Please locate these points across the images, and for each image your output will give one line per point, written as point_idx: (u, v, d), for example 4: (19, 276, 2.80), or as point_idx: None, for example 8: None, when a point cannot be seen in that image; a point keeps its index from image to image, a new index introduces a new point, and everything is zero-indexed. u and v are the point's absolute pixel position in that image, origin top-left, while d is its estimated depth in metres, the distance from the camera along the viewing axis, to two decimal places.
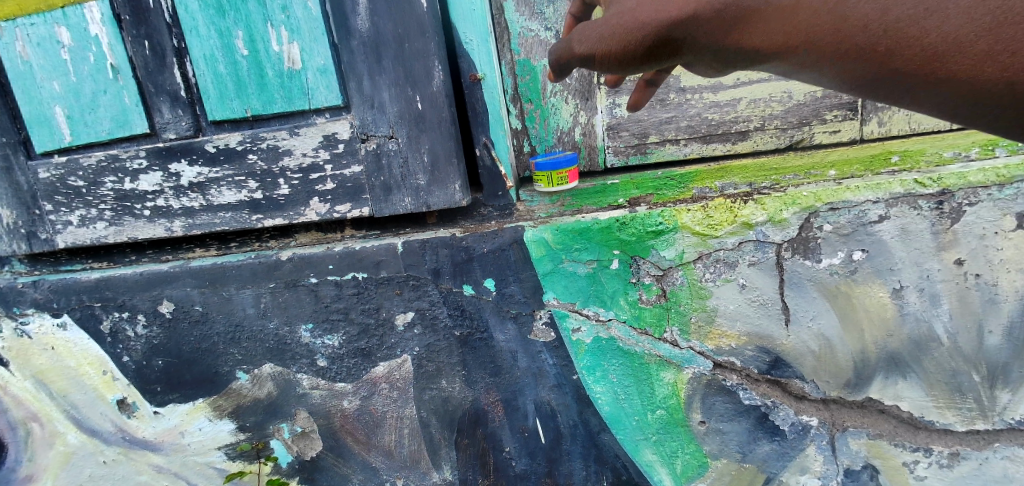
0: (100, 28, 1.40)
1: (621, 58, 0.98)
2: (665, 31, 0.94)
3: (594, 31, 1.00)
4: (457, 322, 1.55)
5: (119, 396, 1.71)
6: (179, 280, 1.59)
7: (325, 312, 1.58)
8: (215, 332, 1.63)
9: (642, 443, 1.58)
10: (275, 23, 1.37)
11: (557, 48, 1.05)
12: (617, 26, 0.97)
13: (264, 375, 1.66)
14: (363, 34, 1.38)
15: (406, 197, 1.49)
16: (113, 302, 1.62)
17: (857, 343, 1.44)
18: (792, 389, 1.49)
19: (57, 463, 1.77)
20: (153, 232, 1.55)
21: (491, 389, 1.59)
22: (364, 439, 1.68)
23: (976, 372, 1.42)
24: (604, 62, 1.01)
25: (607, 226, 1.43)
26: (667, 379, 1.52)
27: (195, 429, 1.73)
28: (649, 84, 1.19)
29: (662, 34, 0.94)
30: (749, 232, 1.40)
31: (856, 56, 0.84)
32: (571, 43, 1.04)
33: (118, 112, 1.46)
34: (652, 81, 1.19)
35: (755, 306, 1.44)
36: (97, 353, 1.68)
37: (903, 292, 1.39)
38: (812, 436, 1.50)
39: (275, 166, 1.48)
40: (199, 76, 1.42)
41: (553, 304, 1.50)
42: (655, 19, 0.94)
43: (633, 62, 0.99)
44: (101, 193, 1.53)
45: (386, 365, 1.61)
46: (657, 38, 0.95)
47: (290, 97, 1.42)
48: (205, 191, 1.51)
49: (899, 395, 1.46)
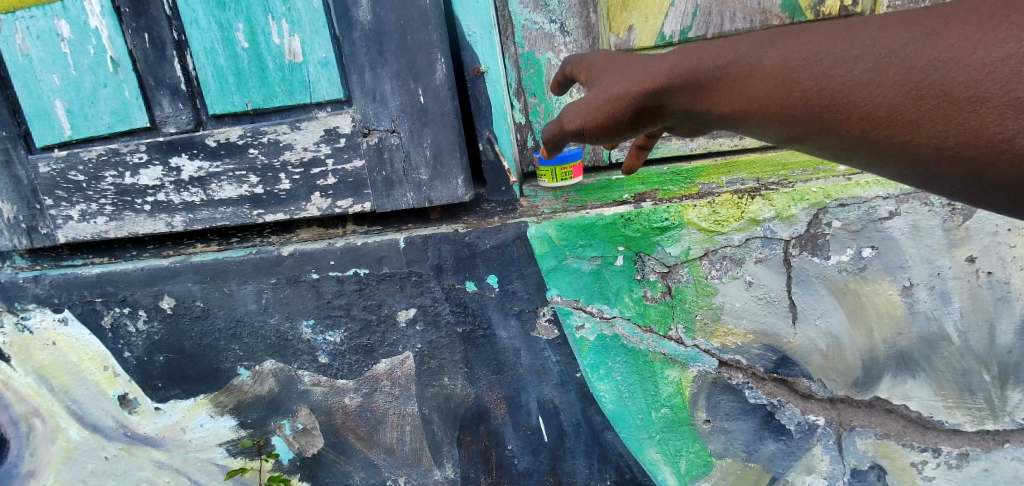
0: (100, 20, 1.39)
1: (604, 130, 0.97)
2: (644, 99, 0.92)
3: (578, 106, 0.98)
4: (459, 319, 1.53)
5: (121, 392, 1.70)
6: (180, 275, 1.58)
7: (326, 308, 1.57)
8: (217, 327, 1.61)
9: (646, 442, 1.56)
10: (276, 15, 1.35)
11: (547, 128, 1.03)
12: (595, 99, 0.97)
13: (265, 371, 1.65)
14: (364, 26, 1.36)
15: (408, 192, 1.47)
16: (114, 297, 1.61)
17: (865, 341, 1.41)
18: (799, 388, 1.47)
19: (59, 458, 1.77)
20: (154, 227, 1.54)
21: (493, 386, 1.58)
22: (366, 436, 1.67)
23: (986, 371, 1.39)
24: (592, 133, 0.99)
25: (612, 222, 1.42)
26: (671, 377, 1.50)
27: (197, 425, 1.72)
28: (640, 148, 1.20)
29: (641, 103, 0.92)
30: (756, 228, 1.38)
31: (829, 129, 0.76)
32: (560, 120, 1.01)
33: (118, 105, 1.45)
34: (643, 146, 1.20)
35: (762, 303, 1.42)
36: (99, 348, 1.67)
37: (913, 290, 1.37)
38: (818, 436, 1.48)
39: (277, 161, 1.47)
40: (199, 69, 1.41)
41: (556, 301, 1.49)
42: (632, 89, 0.92)
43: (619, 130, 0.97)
44: (102, 187, 1.52)
45: (388, 361, 1.60)
46: (637, 106, 0.93)
47: (291, 90, 1.41)
48: (206, 186, 1.50)
49: (908, 395, 1.44)
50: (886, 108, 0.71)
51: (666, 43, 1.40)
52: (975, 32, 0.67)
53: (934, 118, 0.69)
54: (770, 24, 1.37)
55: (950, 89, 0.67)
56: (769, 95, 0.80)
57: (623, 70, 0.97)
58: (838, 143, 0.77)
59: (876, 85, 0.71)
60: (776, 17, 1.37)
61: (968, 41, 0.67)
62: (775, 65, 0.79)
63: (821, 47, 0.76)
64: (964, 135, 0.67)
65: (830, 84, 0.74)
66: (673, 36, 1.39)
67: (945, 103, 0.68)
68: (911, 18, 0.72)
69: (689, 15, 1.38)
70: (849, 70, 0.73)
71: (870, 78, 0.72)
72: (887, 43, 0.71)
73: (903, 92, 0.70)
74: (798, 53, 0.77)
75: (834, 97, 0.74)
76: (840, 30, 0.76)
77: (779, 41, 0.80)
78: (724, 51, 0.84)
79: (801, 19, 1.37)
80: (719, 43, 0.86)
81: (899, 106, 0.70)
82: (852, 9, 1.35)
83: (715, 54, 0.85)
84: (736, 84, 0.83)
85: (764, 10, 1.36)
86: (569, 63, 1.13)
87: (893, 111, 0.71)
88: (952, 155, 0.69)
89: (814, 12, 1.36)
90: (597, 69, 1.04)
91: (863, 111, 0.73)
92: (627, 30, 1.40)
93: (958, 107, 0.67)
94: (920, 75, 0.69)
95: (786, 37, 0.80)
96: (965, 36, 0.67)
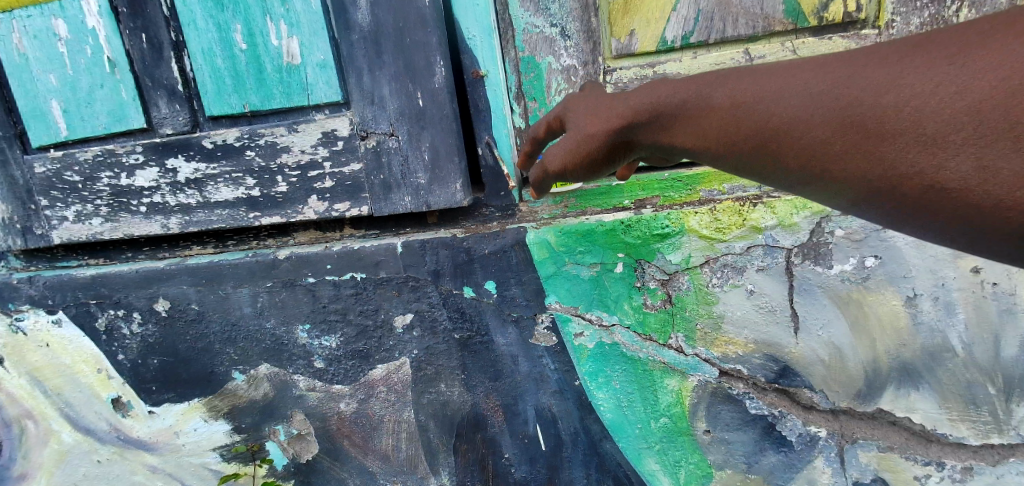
0: (97, 20, 1.38)
1: (583, 164, 1.04)
2: (616, 135, 0.99)
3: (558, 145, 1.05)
4: (457, 325, 1.51)
5: (114, 395, 1.68)
6: (175, 278, 1.56)
7: (322, 313, 1.55)
8: (211, 331, 1.60)
9: (645, 452, 1.54)
10: (274, 16, 1.34)
11: (531, 173, 1.11)
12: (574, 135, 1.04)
13: (260, 376, 1.63)
14: (363, 28, 1.35)
15: (405, 196, 1.45)
16: (108, 300, 1.59)
17: (868, 352, 1.39)
18: (800, 399, 1.45)
19: (51, 461, 1.75)
20: (149, 229, 1.53)
21: (491, 394, 1.56)
22: (361, 443, 1.65)
23: (991, 384, 1.37)
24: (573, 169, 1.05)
25: (612, 228, 1.40)
26: (671, 386, 1.48)
27: (190, 429, 1.70)
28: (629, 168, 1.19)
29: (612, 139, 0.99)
30: (758, 236, 1.37)
31: (770, 161, 0.83)
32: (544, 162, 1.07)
33: (115, 106, 1.44)
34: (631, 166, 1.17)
35: (763, 312, 1.40)
36: (92, 350, 1.65)
37: (917, 301, 1.35)
38: (820, 448, 1.46)
39: (274, 163, 1.45)
40: (196, 69, 1.39)
41: (555, 308, 1.47)
42: (607, 125, 0.99)
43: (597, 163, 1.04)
44: (97, 188, 1.50)
45: (384, 367, 1.58)
46: (611, 140, 1.00)
47: (289, 93, 1.39)
48: (202, 188, 1.49)
49: (911, 407, 1.41)
50: (816, 142, 0.77)
51: (668, 48, 1.38)
52: (890, 71, 0.73)
53: (862, 151, 0.74)
54: (773, 30, 1.35)
55: (873, 124, 0.73)
56: (717, 129, 0.87)
57: (599, 108, 1.03)
58: (781, 174, 0.83)
59: (807, 123, 0.78)
60: (779, 23, 1.35)
61: (883, 80, 0.72)
62: (724, 105, 0.86)
63: (761, 86, 0.83)
64: (884, 166, 0.73)
65: (770, 121, 0.81)
66: (675, 41, 1.38)
67: (869, 138, 0.73)
68: (840, 58, 0.78)
69: (691, 20, 1.36)
70: (783, 108, 0.80)
71: (803, 115, 0.78)
72: (817, 84, 0.78)
73: (829, 128, 0.76)
74: (742, 92, 0.84)
75: (773, 134, 0.81)
76: (779, 70, 0.83)
77: (727, 80, 0.87)
78: (682, 90, 0.91)
79: (804, 25, 1.35)
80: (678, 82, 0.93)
81: (828, 141, 0.76)
82: (855, 16, 1.34)
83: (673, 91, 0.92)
84: (690, 121, 0.90)
85: (767, 15, 1.34)
86: (546, 117, 1.14)
87: (822, 146, 0.77)
88: (876, 185, 0.74)
89: (817, 18, 1.35)
90: (574, 105, 1.08)
91: (798, 145, 0.79)
92: (628, 35, 1.38)
93: (877, 140, 0.73)
94: (843, 112, 0.75)
95: (735, 76, 0.87)
96: (881, 75, 0.73)
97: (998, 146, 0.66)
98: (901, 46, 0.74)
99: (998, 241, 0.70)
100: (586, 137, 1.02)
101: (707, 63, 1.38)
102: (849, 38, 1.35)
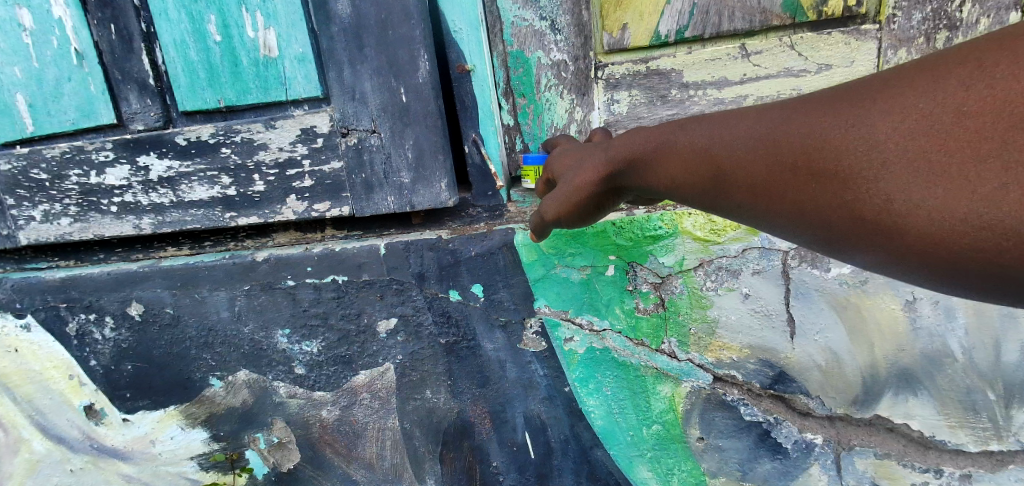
0: (64, 10, 1.31)
1: (571, 213, 1.01)
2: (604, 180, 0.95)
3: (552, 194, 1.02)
4: (442, 330, 1.46)
5: (87, 402, 1.61)
6: (148, 281, 1.49)
7: (303, 317, 1.49)
8: (187, 336, 1.53)
9: (636, 460, 1.50)
10: (249, 7, 1.28)
11: (531, 221, 1.08)
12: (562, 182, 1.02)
13: (239, 382, 1.57)
14: (344, 20, 1.29)
15: (388, 196, 1.40)
16: (79, 303, 1.52)
17: (866, 357, 1.35)
18: (796, 405, 1.41)
19: (22, 471, 1.68)
20: (120, 230, 1.46)
21: (478, 400, 1.50)
22: (344, 451, 1.59)
23: (991, 390, 1.34)
24: (568, 218, 1.03)
25: (603, 229, 1.35)
26: (663, 392, 1.43)
27: (167, 437, 1.63)
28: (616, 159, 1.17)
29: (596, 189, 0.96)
30: (754, 238, 1.32)
31: (739, 204, 0.77)
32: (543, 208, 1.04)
33: (83, 100, 1.37)
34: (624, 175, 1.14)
35: (758, 316, 1.36)
36: (64, 356, 1.58)
37: (916, 305, 1.31)
38: (816, 455, 1.42)
39: (250, 161, 1.39)
40: (169, 62, 1.33)
41: (544, 312, 1.42)
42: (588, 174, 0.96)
43: (590, 210, 1.00)
44: (66, 187, 1.44)
45: (368, 373, 1.52)
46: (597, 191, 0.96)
47: (266, 87, 1.33)
48: (176, 187, 1.42)
49: (909, 414, 1.38)
50: (779, 186, 0.71)
51: (662, 43, 1.34)
52: (845, 108, 0.66)
53: (819, 194, 0.67)
54: (770, 24, 1.30)
55: (824, 167, 0.66)
56: (683, 173, 0.82)
57: (583, 158, 1.01)
58: (754, 216, 0.77)
59: (769, 166, 0.71)
60: (776, 18, 1.30)
61: (836, 120, 0.66)
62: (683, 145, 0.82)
63: (721, 129, 0.77)
64: (848, 208, 0.65)
65: (731, 165, 0.75)
66: (669, 36, 1.33)
67: (824, 181, 0.66)
68: (798, 97, 0.72)
69: (685, 14, 1.31)
70: (742, 151, 0.74)
71: (762, 158, 0.72)
72: (765, 125, 0.72)
73: (790, 171, 0.69)
74: (707, 136, 0.79)
75: (737, 177, 0.75)
76: (740, 113, 0.77)
77: (690, 126, 0.83)
78: (652, 136, 0.87)
79: (803, 20, 1.30)
80: (647, 129, 0.89)
81: (789, 185, 0.70)
82: (856, 10, 1.28)
83: (643, 139, 0.89)
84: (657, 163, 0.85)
85: (764, 10, 1.29)
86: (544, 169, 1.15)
87: (784, 188, 0.70)
88: (845, 229, 0.67)
89: (816, 12, 1.29)
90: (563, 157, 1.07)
91: (765, 190, 0.72)
92: (621, 28, 1.33)
93: (838, 181, 0.65)
94: (800, 157, 0.68)
95: (696, 120, 0.82)
96: (835, 111, 0.66)
97: (962, 179, 0.58)
98: (859, 82, 0.68)
99: (984, 280, 0.61)
100: (569, 189, 0.99)
101: (702, 59, 1.33)
102: (849, 33, 1.29)
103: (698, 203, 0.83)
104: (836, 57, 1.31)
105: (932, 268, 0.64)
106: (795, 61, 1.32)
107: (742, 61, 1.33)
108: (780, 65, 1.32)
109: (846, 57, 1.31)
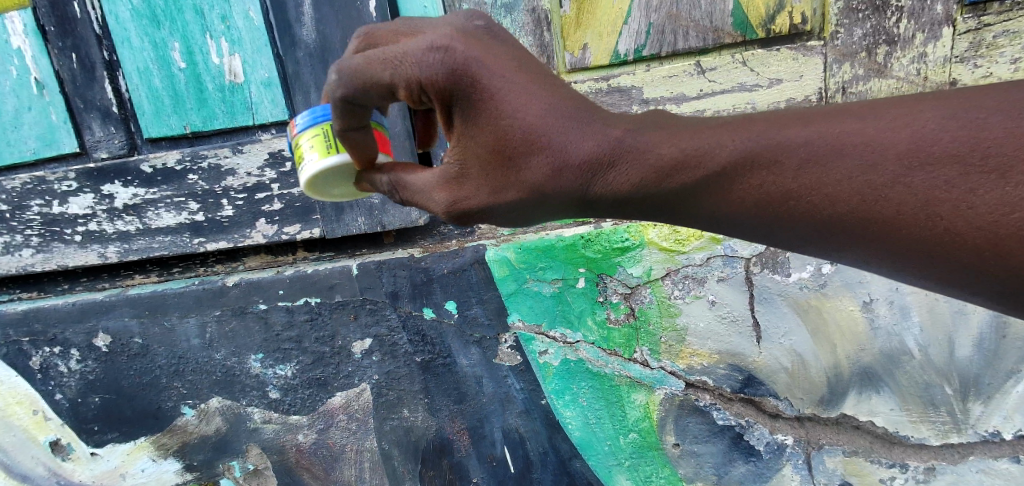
0: (23, 39, 1.30)
1: (502, 215, 0.89)
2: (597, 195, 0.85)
3: (474, 191, 0.87)
4: (418, 348, 1.46)
5: (53, 437, 1.57)
6: (115, 310, 1.47)
7: (275, 341, 1.48)
8: (157, 365, 1.50)
9: (615, 469, 1.51)
10: (214, 34, 1.28)
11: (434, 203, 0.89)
12: (495, 178, 0.85)
13: (211, 409, 1.54)
14: (308, 44, 1.30)
15: (359, 217, 1.40)
16: (42, 336, 1.49)
17: (829, 358, 1.40)
18: (766, 407, 1.45)
19: None
20: (85, 259, 1.44)
21: (455, 417, 1.51)
22: (322, 474, 1.58)
23: (948, 384, 1.39)
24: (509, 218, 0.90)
25: (572, 243, 1.37)
26: (638, 400, 1.46)
27: (137, 470, 1.60)
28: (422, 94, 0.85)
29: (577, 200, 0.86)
30: (717, 246, 1.36)
31: (793, 218, 0.74)
32: (457, 200, 0.88)
33: (44, 129, 1.35)
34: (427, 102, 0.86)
35: (725, 322, 1.40)
36: (27, 391, 1.54)
37: (873, 305, 1.36)
38: (788, 456, 1.46)
39: (218, 186, 1.39)
40: (132, 90, 1.32)
41: (518, 326, 1.44)
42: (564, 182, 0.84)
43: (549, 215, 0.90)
44: (27, 217, 1.41)
45: (344, 394, 1.51)
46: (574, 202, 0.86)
47: (232, 112, 1.33)
48: (142, 214, 1.41)
49: (874, 410, 1.42)
50: (846, 201, 0.70)
51: (621, 61, 1.38)
52: (882, 128, 0.70)
53: (894, 207, 0.68)
54: (722, 42, 1.35)
55: (901, 184, 0.67)
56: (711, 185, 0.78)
57: (532, 147, 0.83)
58: (769, 223, 0.77)
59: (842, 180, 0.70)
60: (728, 35, 1.35)
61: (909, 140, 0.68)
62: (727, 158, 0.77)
63: (773, 143, 0.75)
64: (923, 223, 0.67)
65: (794, 179, 0.73)
66: (628, 55, 1.37)
67: (902, 196, 0.67)
68: (838, 116, 0.74)
69: (643, 34, 1.36)
70: (789, 162, 0.74)
71: (835, 171, 0.71)
72: (832, 140, 0.72)
73: (865, 185, 0.69)
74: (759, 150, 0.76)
75: (801, 192, 0.73)
76: (764, 125, 0.78)
77: (722, 134, 0.79)
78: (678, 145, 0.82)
79: (754, 37, 1.35)
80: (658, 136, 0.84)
81: (839, 196, 0.71)
82: (802, 27, 1.34)
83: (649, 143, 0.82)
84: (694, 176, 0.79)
85: (716, 28, 1.35)
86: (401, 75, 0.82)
87: (854, 203, 0.70)
88: (913, 244, 0.68)
89: (764, 30, 1.35)
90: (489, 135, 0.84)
91: (831, 203, 0.71)
92: (581, 48, 1.37)
93: (917, 198, 0.67)
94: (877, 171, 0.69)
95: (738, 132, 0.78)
96: (910, 132, 0.68)
97: None
98: (879, 106, 0.73)
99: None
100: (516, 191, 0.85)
101: (660, 76, 1.38)
102: (796, 49, 1.35)
103: (713, 217, 0.80)
104: (786, 71, 1.36)
105: (941, 278, 0.69)
106: (748, 76, 1.36)
107: (699, 78, 1.37)
108: (734, 80, 1.37)
109: (795, 71, 1.36)
